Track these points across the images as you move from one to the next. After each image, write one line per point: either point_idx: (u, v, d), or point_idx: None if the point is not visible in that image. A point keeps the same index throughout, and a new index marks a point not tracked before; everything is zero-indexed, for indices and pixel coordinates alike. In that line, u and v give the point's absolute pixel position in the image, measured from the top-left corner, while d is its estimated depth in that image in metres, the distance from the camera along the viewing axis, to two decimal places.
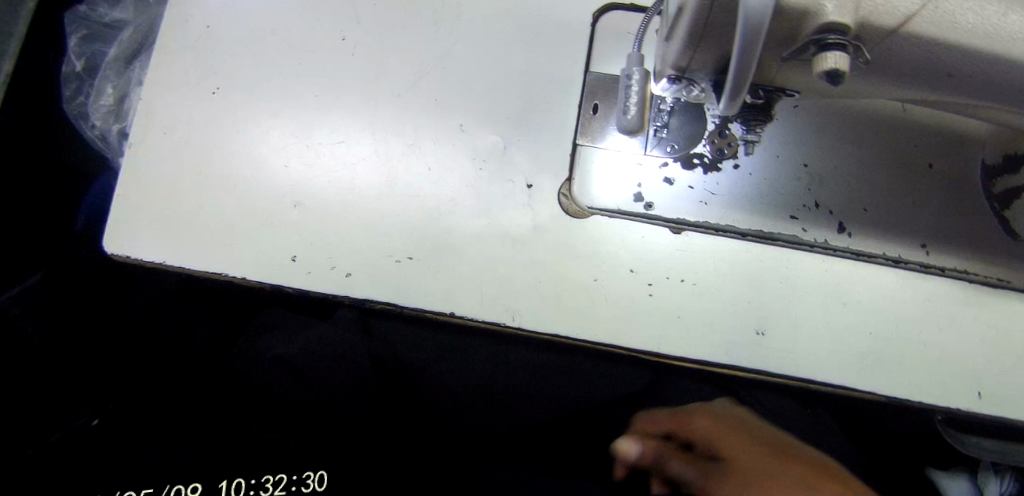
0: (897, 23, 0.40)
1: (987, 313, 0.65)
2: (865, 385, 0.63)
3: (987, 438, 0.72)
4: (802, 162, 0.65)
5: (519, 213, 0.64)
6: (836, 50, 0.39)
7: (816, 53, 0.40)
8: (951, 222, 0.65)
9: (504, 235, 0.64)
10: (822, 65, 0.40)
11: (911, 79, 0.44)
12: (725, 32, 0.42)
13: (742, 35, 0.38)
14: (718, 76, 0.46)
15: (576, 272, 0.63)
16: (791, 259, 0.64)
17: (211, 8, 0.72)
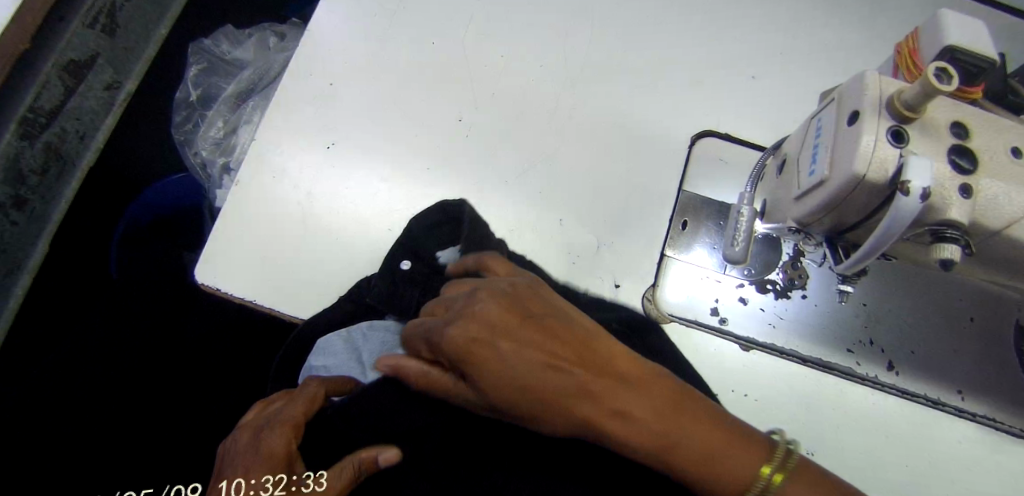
0: (1002, 225, 0.47)
1: (1012, 462, 0.70)
2: None
3: None
4: (861, 301, 0.72)
5: None
6: (952, 243, 0.46)
7: (934, 241, 0.47)
8: (985, 374, 0.71)
9: None
10: (940, 253, 0.46)
11: (998, 267, 0.51)
12: (857, 207, 0.48)
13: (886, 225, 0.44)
14: (835, 234, 0.53)
15: None
16: (842, 388, 0.70)
17: (336, 67, 0.77)
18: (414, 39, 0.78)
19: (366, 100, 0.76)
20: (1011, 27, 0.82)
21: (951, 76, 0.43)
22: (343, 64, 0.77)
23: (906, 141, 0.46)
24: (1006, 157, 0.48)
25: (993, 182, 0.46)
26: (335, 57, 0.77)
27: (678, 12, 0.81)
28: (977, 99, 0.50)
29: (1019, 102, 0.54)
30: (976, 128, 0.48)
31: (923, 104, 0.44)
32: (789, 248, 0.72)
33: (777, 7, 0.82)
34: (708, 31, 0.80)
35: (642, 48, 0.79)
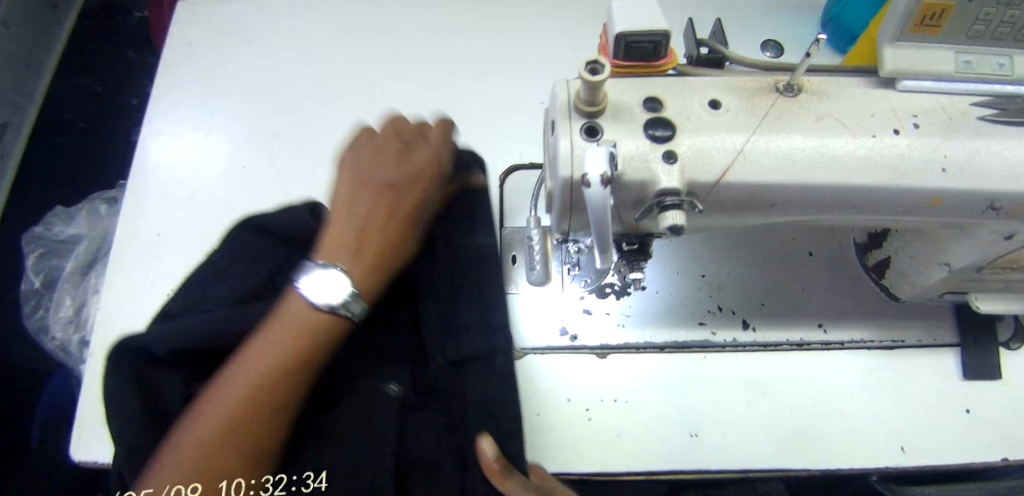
0: (715, 177, 0.49)
1: (890, 371, 0.71)
2: (798, 463, 0.66)
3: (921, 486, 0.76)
4: (700, 273, 0.73)
5: None
6: (673, 209, 0.48)
7: (659, 212, 0.49)
8: (840, 301, 0.72)
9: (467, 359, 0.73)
10: (665, 221, 0.48)
11: (744, 211, 0.53)
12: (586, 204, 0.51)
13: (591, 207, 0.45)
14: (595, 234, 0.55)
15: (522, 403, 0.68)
16: (707, 361, 0.70)
17: (163, 218, 0.80)
18: (229, 171, 0.83)
19: (195, 240, 0.79)
20: None
21: (602, 65, 0.46)
22: (166, 212, 0.81)
23: (601, 132, 0.49)
24: (703, 112, 0.51)
25: (695, 142, 0.50)
26: (157, 208, 0.81)
27: (462, 84, 0.91)
28: (668, 69, 0.54)
29: (718, 55, 0.55)
30: (670, 97, 0.51)
31: (599, 94, 0.48)
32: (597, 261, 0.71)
33: (543, 55, 0.93)
34: (491, 89, 0.90)
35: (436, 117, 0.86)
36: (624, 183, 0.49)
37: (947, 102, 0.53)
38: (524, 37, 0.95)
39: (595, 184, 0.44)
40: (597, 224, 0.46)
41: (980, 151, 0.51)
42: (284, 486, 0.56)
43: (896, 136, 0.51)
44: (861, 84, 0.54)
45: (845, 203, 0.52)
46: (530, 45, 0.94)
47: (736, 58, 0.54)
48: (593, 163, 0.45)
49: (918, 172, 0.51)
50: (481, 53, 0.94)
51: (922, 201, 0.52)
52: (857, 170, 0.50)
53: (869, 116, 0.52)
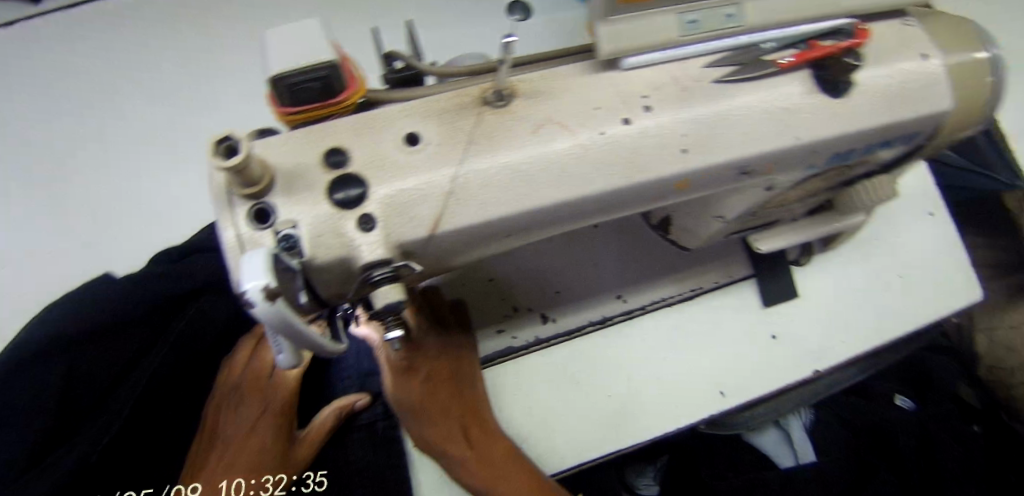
0: (425, 232, 0.43)
1: (699, 317, 0.68)
2: (623, 442, 0.63)
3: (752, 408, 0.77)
4: (487, 276, 0.67)
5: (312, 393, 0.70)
6: (385, 283, 0.43)
7: (373, 288, 0.43)
8: (632, 266, 0.68)
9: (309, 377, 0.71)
10: (378, 300, 0.43)
11: (477, 241, 0.45)
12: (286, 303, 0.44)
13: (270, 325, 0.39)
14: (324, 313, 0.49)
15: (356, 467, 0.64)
16: (518, 369, 0.65)
17: None
18: None
19: None
20: None
21: (236, 141, 0.39)
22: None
23: (274, 216, 0.42)
24: (394, 151, 0.43)
25: (389, 193, 0.42)
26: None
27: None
28: (356, 99, 0.46)
29: (413, 70, 0.48)
30: (355, 142, 0.43)
31: (254, 172, 0.40)
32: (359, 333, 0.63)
33: None
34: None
35: None
36: (316, 267, 0.42)
37: (679, 69, 0.48)
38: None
39: (258, 300, 0.37)
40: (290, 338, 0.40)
41: (717, 119, 0.48)
42: (284, 485, 0.62)
43: (628, 125, 0.46)
44: (581, 68, 0.47)
45: (592, 209, 0.47)
46: None
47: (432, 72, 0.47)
48: (251, 274, 0.37)
49: (657, 160, 0.46)
50: None
51: (669, 187, 0.48)
52: (592, 178, 0.45)
53: (594, 109, 0.46)
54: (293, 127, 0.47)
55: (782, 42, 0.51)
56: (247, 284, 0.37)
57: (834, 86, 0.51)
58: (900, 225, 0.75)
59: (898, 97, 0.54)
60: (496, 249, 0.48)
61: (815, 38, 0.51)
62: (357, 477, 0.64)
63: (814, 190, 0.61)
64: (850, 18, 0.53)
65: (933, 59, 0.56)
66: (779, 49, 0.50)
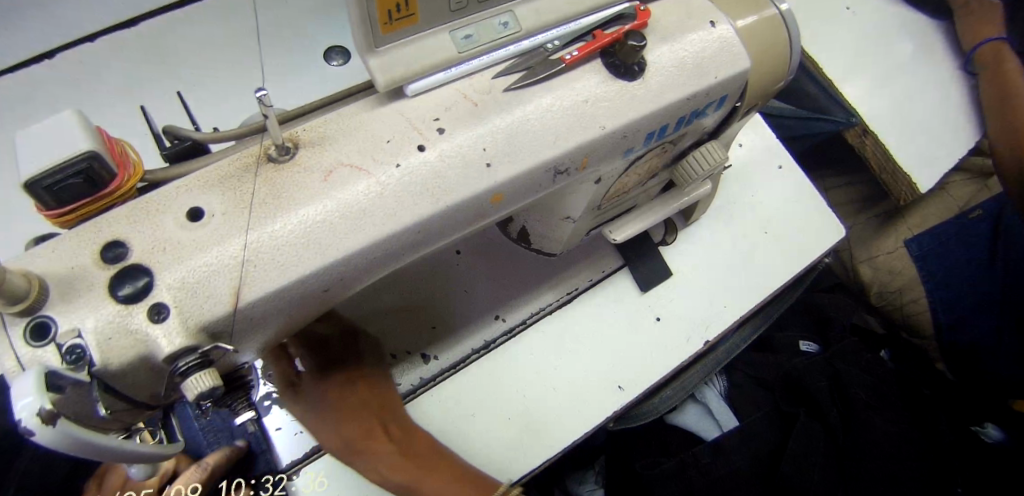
0: (227, 307, 0.40)
1: (582, 317, 0.68)
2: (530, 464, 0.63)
3: (658, 393, 0.78)
4: (358, 328, 0.65)
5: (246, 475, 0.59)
6: (194, 372, 0.39)
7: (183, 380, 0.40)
8: (504, 283, 0.68)
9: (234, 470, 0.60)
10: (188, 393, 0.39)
11: (298, 304, 0.43)
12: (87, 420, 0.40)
13: (61, 446, 0.35)
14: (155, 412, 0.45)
15: None
16: (408, 417, 0.62)
17: None
18: None
19: None
20: (307, 24, 0.88)
21: None
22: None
23: (52, 328, 0.38)
24: (176, 232, 0.40)
25: (178, 276, 0.39)
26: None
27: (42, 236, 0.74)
28: (130, 186, 0.43)
29: (187, 142, 0.46)
30: (133, 231, 0.41)
31: (16, 287, 0.36)
32: (236, 420, 0.59)
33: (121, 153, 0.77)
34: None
35: None
36: (115, 373, 0.38)
37: (467, 86, 0.48)
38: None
39: (36, 425, 0.33)
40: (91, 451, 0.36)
41: (517, 127, 0.48)
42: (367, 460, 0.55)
43: (423, 152, 0.45)
44: (368, 105, 0.47)
45: (411, 243, 0.46)
46: None
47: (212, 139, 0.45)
48: (24, 397, 0.33)
49: (462, 180, 0.45)
50: None
51: (487, 202, 0.48)
52: (398, 212, 0.44)
53: (387, 142, 0.45)
54: (73, 226, 0.43)
55: (565, 39, 0.52)
56: (18, 411, 0.33)
57: (627, 70, 0.52)
58: (751, 183, 0.78)
59: (696, 67, 0.55)
60: (324, 304, 0.46)
61: (598, 28, 0.53)
62: None
63: (650, 170, 0.62)
64: (630, 3, 0.55)
65: (722, 24, 0.58)
66: (564, 46, 0.51)
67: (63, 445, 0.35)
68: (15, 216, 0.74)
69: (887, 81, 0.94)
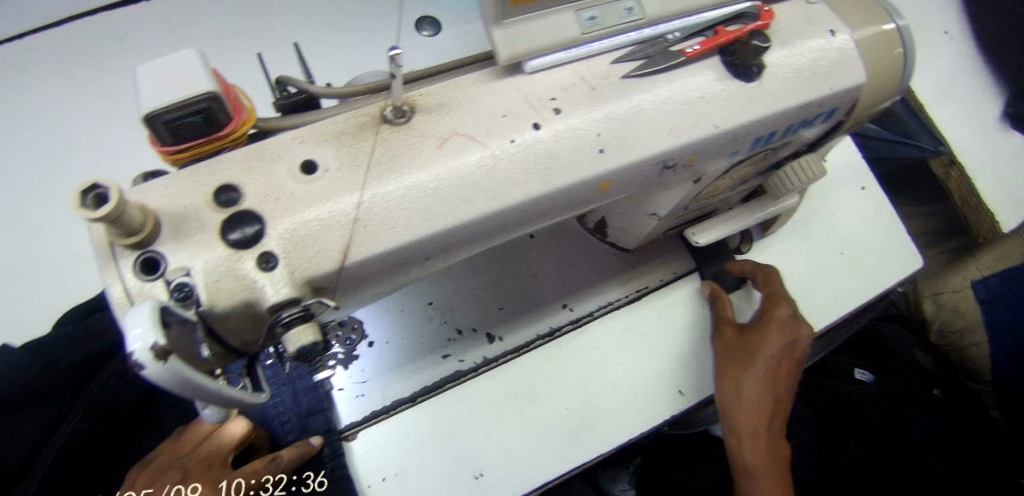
0: (335, 263, 0.39)
1: (650, 315, 0.67)
2: (581, 456, 0.63)
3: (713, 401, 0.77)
4: (426, 300, 0.65)
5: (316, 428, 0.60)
6: (296, 325, 0.39)
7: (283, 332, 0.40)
8: (575, 273, 0.67)
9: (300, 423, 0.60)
10: (288, 345, 0.39)
11: (399, 269, 0.43)
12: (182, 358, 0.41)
13: (170, 385, 0.35)
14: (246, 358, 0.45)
15: None
16: (470, 395, 0.63)
17: None
18: None
19: None
20: None
21: (106, 189, 0.35)
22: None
23: (163, 264, 0.38)
24: (290, 182, 0.40)
25: (289, 226, 0.39)
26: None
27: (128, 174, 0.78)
28: (241, 134, 0.42)
29: (304, 95, 0.45)
30: (246, 176, 0.40)
31: (132, 220, 0.36)
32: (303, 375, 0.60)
33: None
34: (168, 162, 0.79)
35: None
36: (219, 315, 0.38)
37: (585, 68, 0.47)
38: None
39: (147, 360, 0.33)
40: (194, 393, 0.36)
41: (632, 116, 0.47)
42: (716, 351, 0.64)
43: (538, 131, 0.44)
44: (486, 76, 0.46)
45: (515, 220, 0.45)
46: None
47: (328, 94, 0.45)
48: (138, 331, 0.33)
49: (574, 161, 0.44)
50: None
51: (593, 189, 0.47)
52: (508, 188, 0.43)
53: (503, 116, 0.44)
54: (185, 166, 0.43)
55: (686, 31, 0.50)
56: (131, 345, 0.33)
57: (745, 70, 0.51)
58: (833, 201, 0.75)
59: (811, 76, 0.53)
60: (422, 273, 0.45)
61: (718, 24, 0.51)
62: None
63: (743, 176, 0.60)
64: (752, 3, 0.53)
65: (841, 35, 0.55)
66: (685, 39, 0.50)
67: (171, 385, 0.35)
68: None
69: (979, 114, 0.91)
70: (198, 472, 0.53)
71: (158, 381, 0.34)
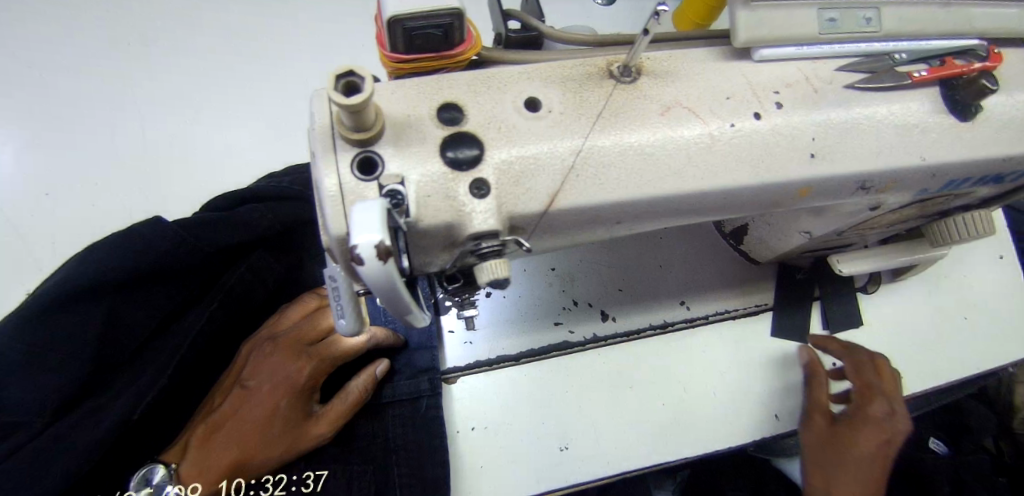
0: (541, 206, 0.39)
1: (764, 333, 0.66)
2: (671, 457, 0.61)
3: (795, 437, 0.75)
4: (550, 266, 0.65)
5: (423, 358, 0.61)
6: (491, 257, 0.39)
7: (476, 261, 0.39)
8: (699, 274, 0.67)
9: (408, 350, 0.62)
10: (481, 274, 0.39)
11: (586, 228, 0.42)
12: None
13: (374, 285, 0.33)
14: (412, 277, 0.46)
15: (384, 456, 0.58)
16: (571, 368, 0.62)
17: None
18: None
19: None
20: None
21: (362, 79, 0.33)
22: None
23: (379, 168, 0.37)
24: (514, 115, 0.39)
25: (506, 158, 0.38)
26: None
27: (265, 73, 0.76)
28: (468, 57, 0.41)
29: (532, 32, 0.45)
30: (472, 100, 0.39)
31: (367, 117, 0.35)
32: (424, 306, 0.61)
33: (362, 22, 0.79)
34: (306, 70, 0.77)
35: (241, 106, 0.74)
36: (419, 230, 0.37)
37: (810, 69, 0.46)
38: (327, 4, 0.80)
39: (369, 258, 0.32)
40: (389, 301, 0.35)
41: (846, 129, 0.45)
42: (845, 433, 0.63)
43: (757, 121, 0.43)
44: (712, 54, 0.45)
45: (707, 206, 0.44)
46: (334, 11, 0.79)
47: (555, 35, 0.44)
48: (364, 227, 0.32)
49: (784, 162, 0.44)
50: (279, 19, 0.78)
51: (791, 192, 0.46)
52: (716, 171, 0.42)
53: (725, 99, 0.43)
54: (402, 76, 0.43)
55: (915, 55, 0.48)
56: (356, 239, 0.32)
57: (962, 108, 0.48)
58: (968, 265, 0.73)
59: None
60: (598, 237, 0.45)
61: (947, 55, 0.48)
62: (395, 456, 0.58)
63: (907, 216, 0.59)
64: (982, 41, 0.50)
65: None
66: (912, 62, 0.48)
67: (375, 287, 0.34)
68: (251, 40, 0.77)
69: None
70: (288, 347, 0.58)
71: (370, 279, 0.32)
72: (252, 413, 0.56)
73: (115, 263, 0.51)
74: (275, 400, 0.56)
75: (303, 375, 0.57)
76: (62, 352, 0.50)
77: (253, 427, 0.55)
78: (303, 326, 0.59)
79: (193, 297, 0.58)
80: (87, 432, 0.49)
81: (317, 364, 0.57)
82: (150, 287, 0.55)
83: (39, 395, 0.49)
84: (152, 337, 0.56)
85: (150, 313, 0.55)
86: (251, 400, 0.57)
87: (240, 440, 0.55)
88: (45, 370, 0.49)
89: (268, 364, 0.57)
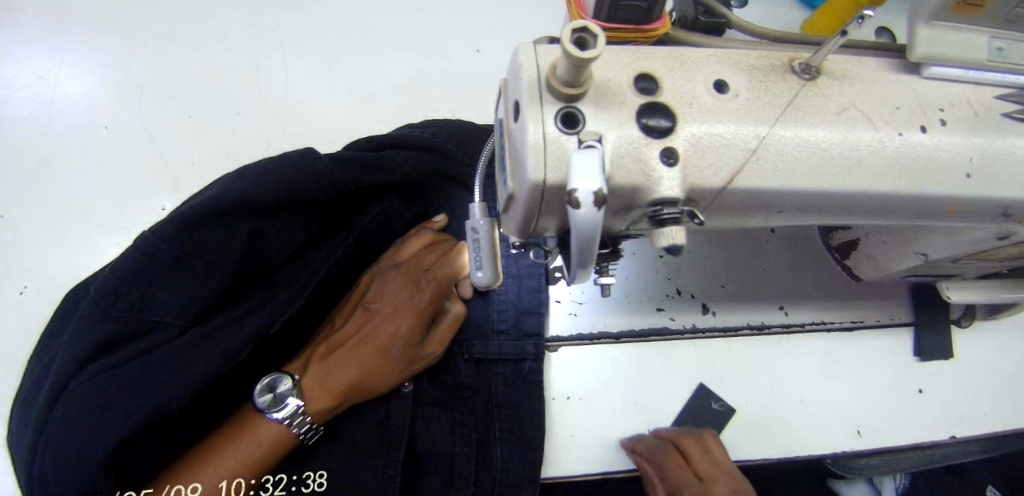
0: (721, 182, 0.41)
1: (856, 348, 0.67)
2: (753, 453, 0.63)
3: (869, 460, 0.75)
4: (658, 253, 0.67)
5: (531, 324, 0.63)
6: (670, 225, 0.40)
7: (651, 226, 0.41)
8: (800, 281, 0.68)
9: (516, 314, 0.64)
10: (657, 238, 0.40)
11: (750, 212, 0.44)
12: (547, 211, 0.42)
13: (576, 232, 0.35)
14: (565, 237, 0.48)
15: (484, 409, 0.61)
16: (668, 354, 0.64)
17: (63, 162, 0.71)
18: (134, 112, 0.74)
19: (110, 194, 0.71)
20: None
21: (594, 37, 0.35)
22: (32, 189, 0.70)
23: (581, 125, 0.39)
24: (705, 94, 0.41)
25: (696, 133, 0.40)
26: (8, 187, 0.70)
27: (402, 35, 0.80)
28: (661, 35, 0.44)
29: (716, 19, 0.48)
30: (667, 74, 0.42)
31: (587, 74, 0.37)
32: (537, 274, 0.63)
33: None
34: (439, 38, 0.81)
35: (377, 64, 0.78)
36: (608, 189, 0.40)
37: (973, 92, 0.47)
38: None
39: (585, 203, 0.34)
40: (581, 249, 0.37)
41: (1004, 154, 0.46)
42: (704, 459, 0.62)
43: (923, 134, 0.45)
44: (884, 66, 0.47)
45: (862, 207, 0.46)
46: None
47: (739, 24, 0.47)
48: (583, 174, 0.34)
49: (942, 177, 0.45)
50: None
51: (939, 208, 0.48)
52: (881, 175, 0.44)
53: (896, 108, 0.45)
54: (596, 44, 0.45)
55: None
56: (577, 184, 0.34)
57: None
58: None
59: None
60: (755, 223, 0.46)
61: None
62: (494, 411, 0.60)
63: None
64: None
65: None
66: None
67: (575, 233, 0.35)
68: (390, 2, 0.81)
69: None
70: (410, 276, 0.62)
71: (579, 225, 0.34)
72: (372, 338, 0.59)
73: (270, 186, 0.54)
74: (395, 323, 0.59)
75: (421, 303, 0.60)
76: (210, 261, 0.53)
77: (373, 348, 0.59)
78: (422, 259, 0.63)
79: (323, 230, 0.62)
80: (221, 343, 0.53)
81: (435, 294, 0.61)
82: (291, 214, 0.58)
83: (182, 299, 0.52)
84: (282, 261, 0.59)
85: (286, 239, 0.58)
86: (373, 323, 0.60)
87: (360, 358, 0.58)
88: (188, 277, 0.52)
89: (391, 291, 0.61)
